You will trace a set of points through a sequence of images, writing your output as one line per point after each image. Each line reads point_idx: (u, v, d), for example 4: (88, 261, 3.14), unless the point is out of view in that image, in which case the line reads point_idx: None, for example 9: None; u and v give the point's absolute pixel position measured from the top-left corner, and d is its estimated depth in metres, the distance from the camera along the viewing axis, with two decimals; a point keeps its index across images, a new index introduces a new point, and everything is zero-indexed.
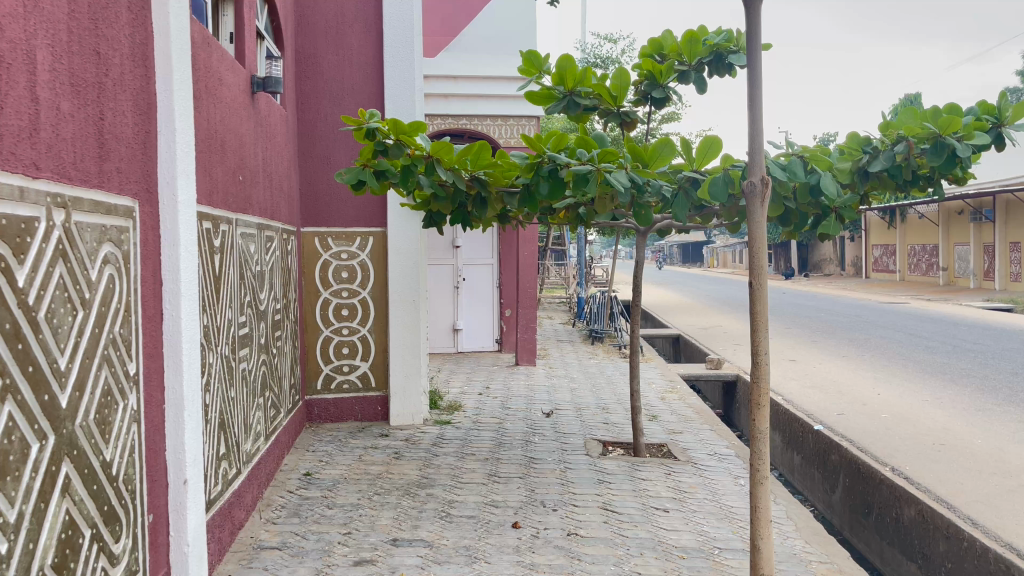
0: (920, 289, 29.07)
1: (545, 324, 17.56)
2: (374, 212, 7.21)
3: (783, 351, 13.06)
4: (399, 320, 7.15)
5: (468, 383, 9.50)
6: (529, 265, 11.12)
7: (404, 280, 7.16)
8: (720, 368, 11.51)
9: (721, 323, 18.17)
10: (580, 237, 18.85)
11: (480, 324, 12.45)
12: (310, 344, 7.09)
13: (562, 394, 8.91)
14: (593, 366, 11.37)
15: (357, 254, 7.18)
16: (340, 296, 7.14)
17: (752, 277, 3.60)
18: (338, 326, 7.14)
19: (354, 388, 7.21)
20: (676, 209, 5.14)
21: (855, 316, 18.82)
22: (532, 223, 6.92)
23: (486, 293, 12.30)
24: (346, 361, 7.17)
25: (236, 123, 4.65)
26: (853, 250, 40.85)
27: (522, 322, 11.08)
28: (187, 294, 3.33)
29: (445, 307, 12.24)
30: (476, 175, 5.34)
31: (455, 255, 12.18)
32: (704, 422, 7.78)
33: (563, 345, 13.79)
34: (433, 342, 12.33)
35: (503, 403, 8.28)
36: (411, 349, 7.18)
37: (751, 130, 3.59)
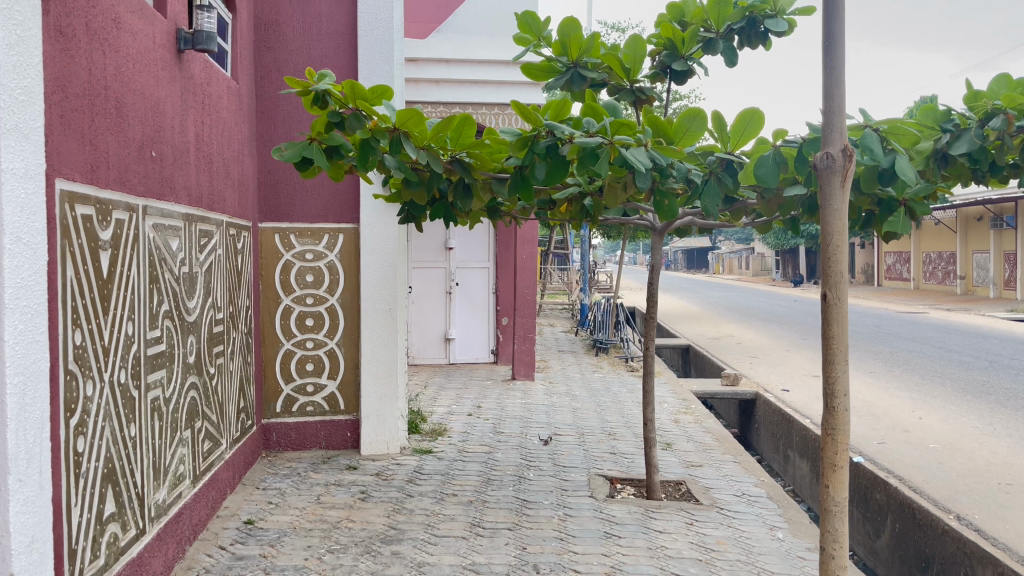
0: (937, 298, 28.04)
1: (546, 332, 16.53)
2: (346, 205, 6.19)
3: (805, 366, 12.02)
4: (373, 332, 6.14)
5: (458, 401, 8.48)
6: (527, 269, 9.97)
7: (378, 286, 6.15)
8: (737, 384, 10.48)
9: (734, 332, 17.16)
10: (585, 240, 17.83)
11: (474, 333, 11.40)
12: (268, 359, 6.07)
13: (563, 416, 7.88)
14: (598, 381, 10.34)
15: (325, 255, 6.16)
16: (304, 303, 6.12)
17: (828, 286, 2.57)
18: (301, 338, 6.12)
19: (319, 411, 6.18)
20: (706, 201, 4.11)
21: (875, 327, 17.77)
22: (528, 218, 5.88)
23: (482, 299, 11.28)
24: (311, 379, 6.15)
25: (149, 86, 3.65)
26: (865, 257, 39.82)
27: (520, 331, 9.96)
28: (16, 307, 2.30)
29: (437, 314, 11.24)
30: (457, 157, 4.31)
31: (448, 258, 11.18)
32: (726, 453, 6.74)
33: (565, 356, 12.77)
34: (423, 352, 11.31)
35: (495, 426, 7.26)
36: (387, 367, 6.17)
37: (826, 82, 2.57)
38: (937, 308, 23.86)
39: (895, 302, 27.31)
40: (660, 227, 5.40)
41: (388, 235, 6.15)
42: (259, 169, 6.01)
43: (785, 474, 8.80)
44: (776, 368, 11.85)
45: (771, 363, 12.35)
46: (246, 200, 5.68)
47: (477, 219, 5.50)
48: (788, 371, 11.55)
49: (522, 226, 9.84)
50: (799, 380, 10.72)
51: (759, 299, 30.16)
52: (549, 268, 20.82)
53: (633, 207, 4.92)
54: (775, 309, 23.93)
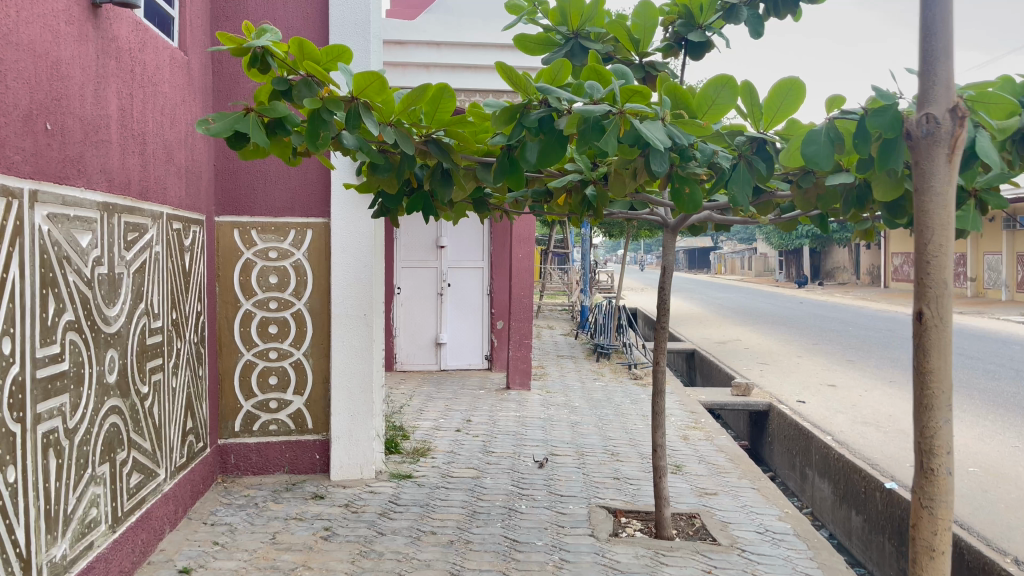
0: (947, 300, 27.28)
1: (545, 335, 15.79)
2: (316, 197, 5.46)
3: (820, 374, 11.29)
4: (345, 341, 5.42)
5: (446, 414, 7.75)
6: (522, 269, 9.24)
7: (351, 289, 5.42)
8: (749, 395, 9.75)
9: (742, 336, 16.43)
10: (586, 239, 17.09)
11: (467, 338, 10.67)
12: (226, 371, 5.35)
13: (560, 432, 7.14)
14: (599, 390, 9.60)
15: (290, 253, 5.43)
16: (267, 308, 5.39)
17: (922, 302, 1.87)
18: (264, 348, 5.39)
19: (284, 431, 5.45)
20: (734, 189, 3.38)
21: (888, 330, 17.01)
22: (522, 211, 5.14)
23: (475, 301, 10.58)
24: (274, 395, 5.42)
25: (43, 40, 2.93)
26: (871, 258, 39.10)
27: (514, 337, 9.23)
28: None
29: (428, 316, 10.51)
30: (432, 136, 3.59)
31: (440, 257, 10.49)
32: (743, 479, 6.00)
33: (564, 361, 12.03)
34: (412, 357, 10.57)
35: (485, 445, 6.52)
36: (361, 380, 5.45)
37: (925, 19, 1.88)
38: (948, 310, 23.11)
39: (904, 304, 26.58)
40: (674, 225, 4.66)
41: (363, 232, 5.42)
42: (216, 155, 5.28)
43: (802, 494, 8.06)
44: (788, 376, 11.11)
45: (783, 371, 11.60)
46: (199, 191, 4.96)
47: (462, 211, 4.79)
48: (801, 379, 10.80)
49: (518, 223, 9.10)
50: (815, 390, 9.98)
51: (764, 301, 29.42)
52: (549, 268, 20.06)
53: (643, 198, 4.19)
54: (782, 312, 23.18)
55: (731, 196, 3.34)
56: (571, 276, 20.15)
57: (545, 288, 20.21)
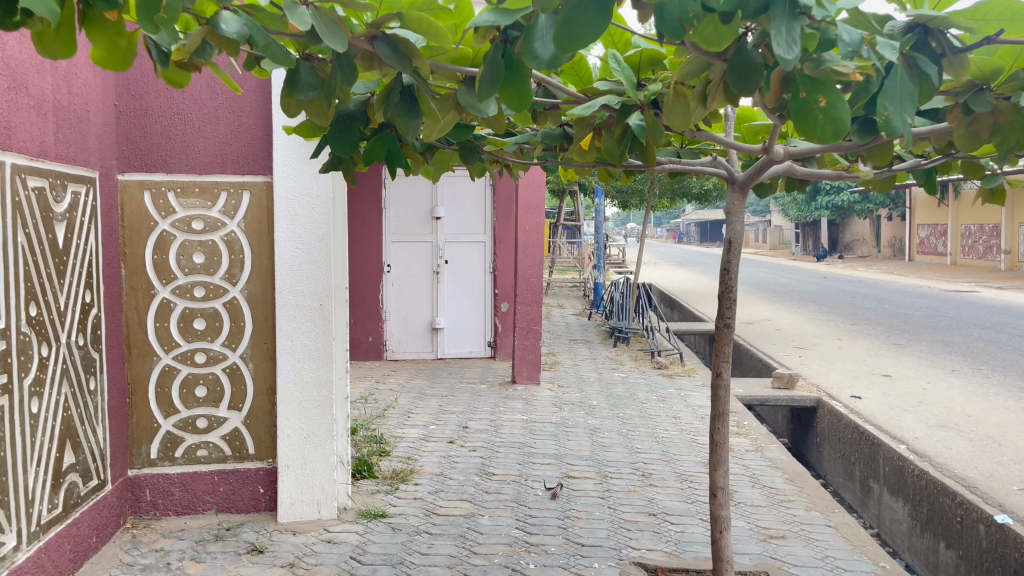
0: (980, 274, 25.81)
1: (555, 315, 14.44)
2: (253, 147, 4.09)
3: (868, 361, 9.96)
4: (294, 341, 4.09)
5: (437, 419, 6.44)
6: (530, 244, 7.87)
7: (301, 271, 4.08)
8: (792, 388, 8.44)
9: (769, 316, 15.07)
10: (599, 211, 15.69)
11: (467, 322, 9.33)
12: (136, 381, 4.03)
13: (575, 444, 5.82)
14: (619, 383, 8.29)
15: (221, 224, 4.08)
16: (191, 296, 4.07)
17: None
18: (188, 349, 4.07)
19: (216, 458, 4.13)
20: (888, 109, 1.96)
21: (929, 309, 15.61)
22: (528, 163, 3.77)
23: (476, 280, 9.26)
24: (203, 411, 4.11)
25: None
26: (893, 230, 37.54)
27: (520, 323, 7.87)
28: None
29: (422, 298, 9.20)
30: (382, 29, 2.20)
31: (436, 229, 9.16)
32: (814, 513, 4.67)
33: (577, 347, 10.72)
34: (405, 345, 9.25)
35: (483, 464, 5.21)
36: (317, 392, 4.13)
37: None
38: (985, 285, 21.66)
39: (934, 278, 25.16)
40: (742, 182, 3.34)
41: (315, 194, 4.07)
42: (116, 92, 3.92)
43: (865, 511, 6.76)
44: (834, 364, 9.79)
45: (825, 357, 10.26)
46: (84, 138, 3.62)
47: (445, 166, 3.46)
48: (849, 369, 9.45)
49: (525, 185, 7.76)
50: (869, 382, 8.64)
51: (785, 275, 27.99)
52: (559, 242, 18.66)
53: (706, 136, 2.87)
54: (806, 287, 21.79)
55: (884, 121, 1.94)
56: (582, 250, 18.78)
57: (554, 263, 18.83)
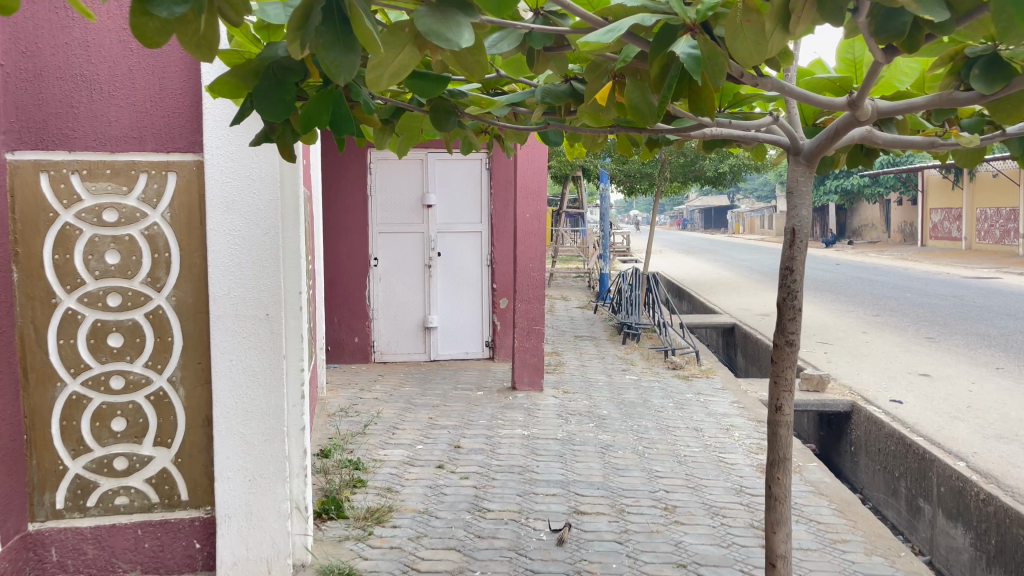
0: (998, 259, 24.99)
1: (558, 309, 13.60)
2: (179, 117, 3.24)
3: (901, 358, 9.12)
4: (236, 361, 3.27)
5: (426, 436, 5.62)
6: (530, 233, 7.04)
7: (241, 273, 3.25)
8: (823, 391, 7.61)
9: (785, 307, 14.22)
10: (604, 197, 14.82)
11: (462, 320, 8.48)
12: (36, 413, 3.20)
13: (585, 468, 5.00)
14: (632, 388, 7.47)
15: (140, 215, 3.24)
16: (103, 306, 3.23)
17: None
18: (102, 372, 3.25)
19: (140, 507, 3.31)
20: None
21: (955, 298, 14.78)
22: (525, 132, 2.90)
23: (471, 274, 8.44)
24: (122, 449, 3.28)
25: None
26: (904, 215, 36.63)
27: (520, 322, 7.04)
28: None
29: (413, 294, 8.38)
30: None
31: (427, 219, 8.33)
32: (876, 559, 3.84)
33: (584, 344, 9.89)
34: (395, 346, 8.42)
35: (476, 498, 4.39)
36: (265, 424, 3.31)
37: None
38: (1007, 270, 20.89)
39: (950, 264, 24.38)
40: (809, 152, 2.51)
41: (256, 178, 3.24)
42: (1, 48, 3.08)
43: (914, 535, 5.94)
44: (865, 362, 8.96)
45: (854, 354, 9.42)
46: None
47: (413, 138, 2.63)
48: (881, 368, 8.62)
49: (524, 168, 6.93)
50: (907, 383, 7.81)
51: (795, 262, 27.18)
52: (562, 231, 17.81)
53: (771, 84, 2.04)
54: (819, 275, 20.97)
55: None
56: (586, 239, 17.92)
57: (558, 253, 17.98)
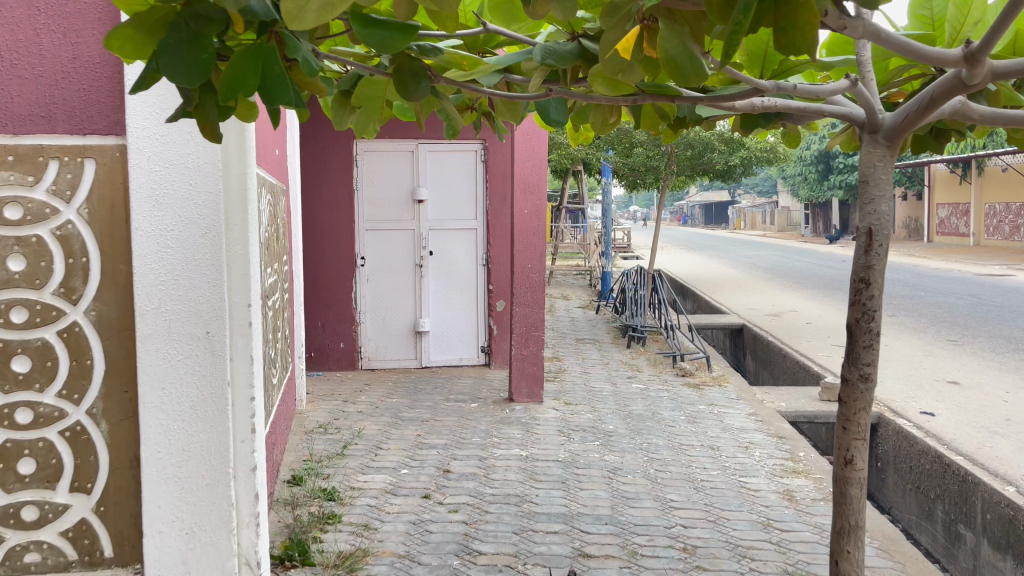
0: (1008, 255, 24.41)
1: (559, 309, 13.01)
2: (98, 92, 2.66)
3: (925, 363, 8.55)
4: (169, 391, 2.69)
5: (413, 458, 5.04)
6: (529, 231, 6.46)
7: (175, 284, 2.67)
8: None
9: (795, 306, 13.64)
10: (606, 192, 14.21)
11: (456, 323, 7.89)
12: None
13: (590, 498, 4.42)
14: (639, 399, 6.89)
15: (51, 211, 2.64)
16: (5, 323, 2.62)
17: None
18: (4, 405, 2.63)
19: (53, 567, 2.72)
20: None
21: (971, 297, 14.20)
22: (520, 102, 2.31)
23: (465, 274, 7.85)
24: (30, 497, 2.68)
25: None
26: (909, 210, 36.04)
27: (518, 327, 6.45)
28: None
29: (402, 296, 7.79)
30: None
31: (418, 215, 7.74)
32: None
33: (586, 348, 9.31)
34: (384, 351, 7.83)
35: (465, 538, 3.80)
36: (205, 465, 2.73)
37: None
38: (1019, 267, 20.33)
39: (959, 260, 23.81)
40: (891, 129, 1.94)
41: (191, 167, 2.66)
42: None
43: (954, 565, 5.36)
44: (887, 368, 8.38)
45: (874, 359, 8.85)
46: None
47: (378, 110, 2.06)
48: (906, 375, 8.04)
49: (522, 160, 6.34)
50: (937, 392, 7.24)
51: (800, 257, 26.60)
52: (562, 227, 17.20)
53: (864, 31, 1.49)
54: (827, 272, 20.39)
55: None
56: (587, 234, 17.32)
57: (557, 250, 17.38)
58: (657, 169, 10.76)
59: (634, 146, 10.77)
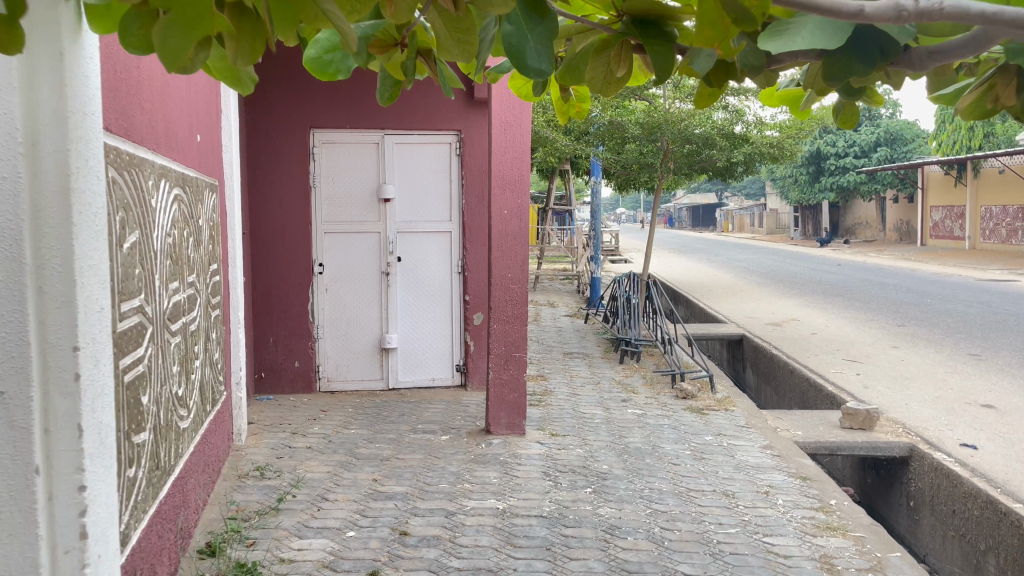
0: (1006, 259, 23.78)
1: (544, 318, 12.07)
2: None
3: (951, 382, 7.70)
4: None
5: (364, 515, 4.10)
6: (508, 235, 5.53)
7: None
8: (873, 430, 6.16)
9: (796, 314, 12.81)
10: (595, 192, 13.31)
11: (428, 338, 6.95)
12: None
13: (583, 572, 3.49)
14: (636, 428, 5.97)
15: None
16: None
17: None
18: None
19: None
20: None
21: (981, 304, 13.43)
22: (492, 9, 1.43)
23: (438, 282, 6.92)
24: None
25: None
26: (901, 213, 35.47)
27: (496, 347, 5.52)
28: None
29: (366, 307, 6.85)
30: None
31: (384, 215, 6.80)
32: None
33: (574, 364, 8.40)
34: (345, 371, 6.86)
35: None
36: None
37: None
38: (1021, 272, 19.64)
39: (958, 264, 23.10)
40: None
41: None
42: None
43: None
44: (910, 388, 7.53)
45: (893, 377, 7.99)
46: None
47: (261, 44, 1.39)
48: (932, 396, 7.19)
49: (501, 152, 5.46)
50: (973, 419, 6.38)
51: (794, 262, 25.81)
52: (547, 230, 16.29)
53: None
54: (823, 277, 19.60)
55: None
56: (574, 238, 16.41)
57: (543, 253, 16.45)
58: (651, 166, 9.85)
59: (626, 142, 9.86)
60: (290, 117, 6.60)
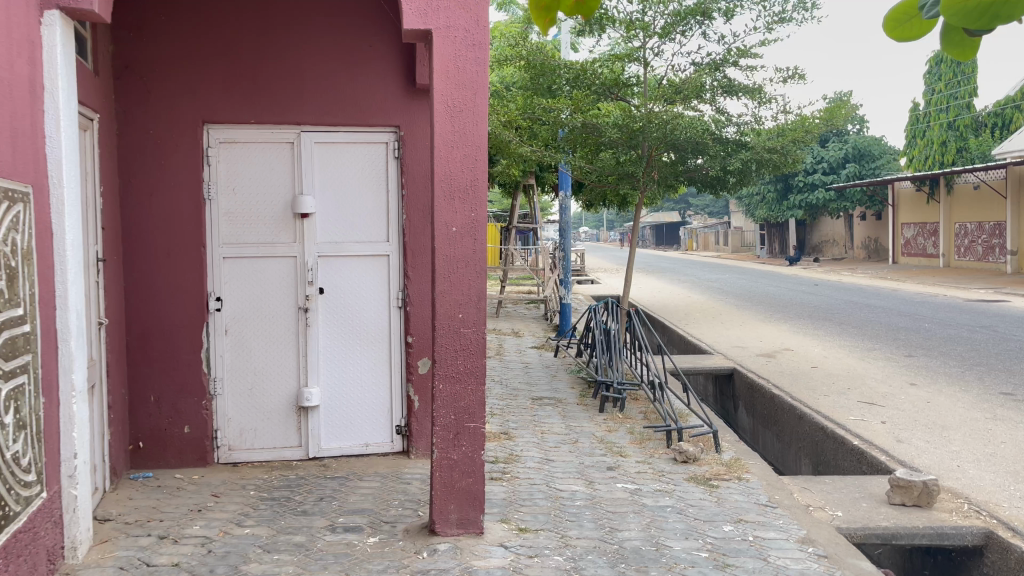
0: (987, 277, 22.96)
1: (509, 350, 10.60)
2: None
3: (1001, 432, 6.38)
4: None
5: None
6: (457, 260, 4.05)
7: None
8: (934, 510, 4.76)
9: (788, 343, 11.51)
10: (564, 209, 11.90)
11: (360, 393, 5.44)
12: None
13: None
14: (631, 515, 4.50)
15: None
16: None
17: None
18: None
19: None
20: None
21: (986, 329, 12.29)
22: None
23: (373, 320, 5.42)
24: None
25: None
26: (870, 230, 34.78)
27: (442, 414, 4.03)
28: None
29: (280, 354, 5.32)
30: None
31: (302, 235, 5.30)
32: None
33: (546, 414, 6.93)
34: (253, 437, 5.32)
35: None
36: None
37: None
38: (1007, 291, 18.75)
39: (935, 284, 22.18)
40: None
41: None
42: None
43: None
44: (955, 442, 6.18)
45: (928, 426, 6.66)
46: None
47: None
48: (986, 453, 5.85)
49: (447, 145, 4.02)
50: None
51: (768, 282, 24.70)
52: (512, 250, 14.86)
53: None
54: (805, 298, 18.45)
55: None
56: (541, 259, 15.00)
57: (508, 276, 15.01)
58: (632, 176, 8.59)
59: (600, 149, 8.64)
60: (176, 107, 5.06)
